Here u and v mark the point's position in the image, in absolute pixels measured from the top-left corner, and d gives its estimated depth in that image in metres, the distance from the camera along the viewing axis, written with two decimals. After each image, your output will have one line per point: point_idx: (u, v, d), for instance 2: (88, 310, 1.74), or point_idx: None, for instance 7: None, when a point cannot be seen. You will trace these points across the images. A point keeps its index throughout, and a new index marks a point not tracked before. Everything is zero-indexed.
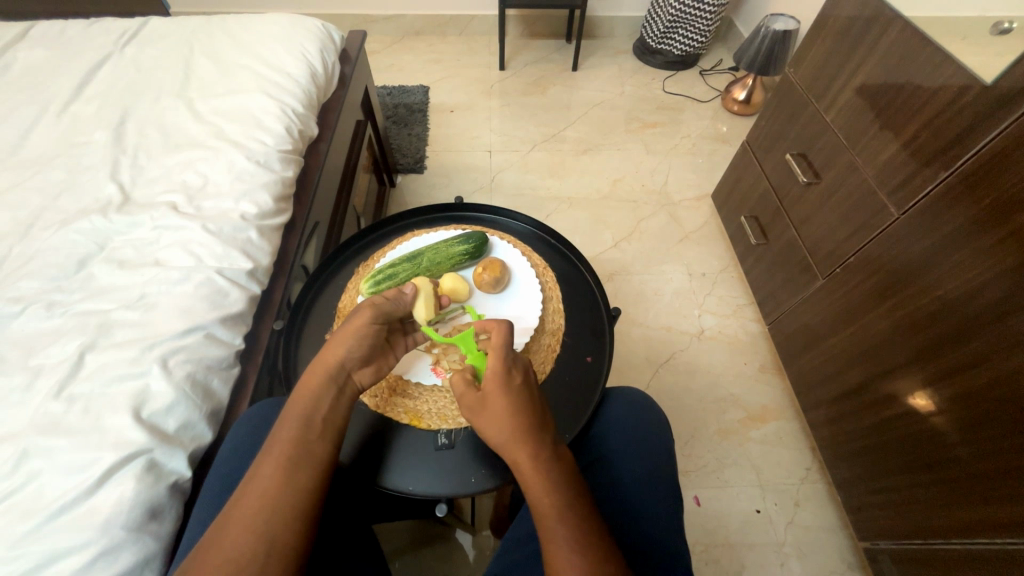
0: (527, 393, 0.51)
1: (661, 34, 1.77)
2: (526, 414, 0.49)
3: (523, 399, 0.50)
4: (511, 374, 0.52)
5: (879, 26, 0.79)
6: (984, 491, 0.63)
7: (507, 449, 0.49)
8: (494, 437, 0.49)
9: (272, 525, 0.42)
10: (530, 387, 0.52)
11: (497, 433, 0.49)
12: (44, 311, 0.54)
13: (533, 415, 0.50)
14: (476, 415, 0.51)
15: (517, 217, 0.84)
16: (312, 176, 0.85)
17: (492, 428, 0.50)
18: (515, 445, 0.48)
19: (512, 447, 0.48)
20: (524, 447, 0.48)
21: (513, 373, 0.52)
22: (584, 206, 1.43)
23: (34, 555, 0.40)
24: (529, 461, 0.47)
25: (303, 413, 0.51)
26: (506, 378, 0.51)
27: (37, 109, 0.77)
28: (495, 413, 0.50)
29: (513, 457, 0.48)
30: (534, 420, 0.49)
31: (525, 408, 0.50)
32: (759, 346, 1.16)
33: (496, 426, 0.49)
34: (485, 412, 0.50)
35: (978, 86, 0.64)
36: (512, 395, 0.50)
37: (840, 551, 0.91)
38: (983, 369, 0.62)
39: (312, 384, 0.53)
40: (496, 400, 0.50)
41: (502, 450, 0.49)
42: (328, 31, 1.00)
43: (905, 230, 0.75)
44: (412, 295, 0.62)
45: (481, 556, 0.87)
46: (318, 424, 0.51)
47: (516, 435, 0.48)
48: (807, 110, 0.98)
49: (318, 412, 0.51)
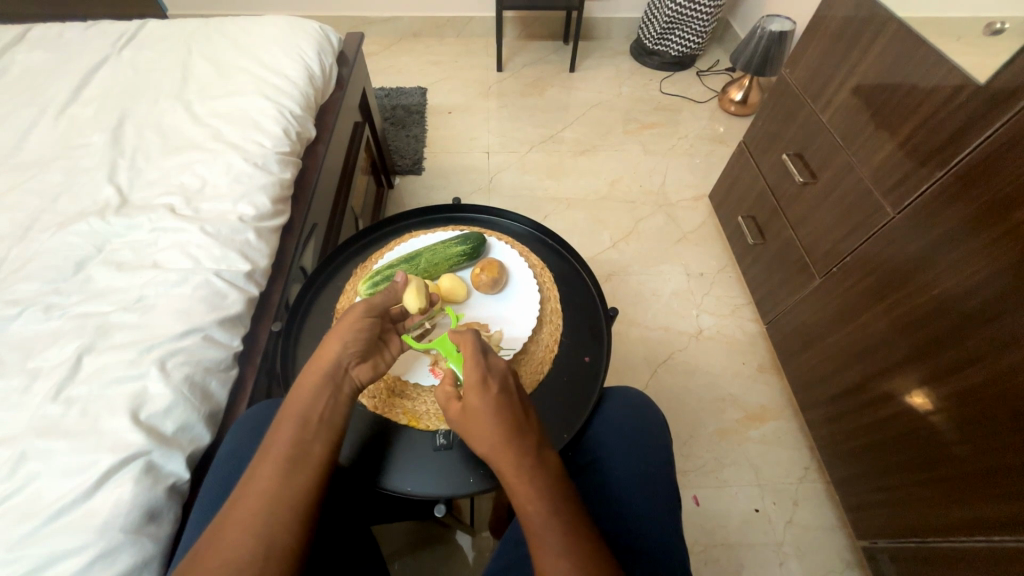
0: (506, 400, 0.51)
1: (658, 35, 1.77)
2: (505, 423, 0.49)
3: (500, 407, 0.50)
4: (486, 383, 0.51)
5: (874, 27, 0.79)
6: (982, 488, 0.63)
7: (492, 457, 0.49)
8: (479, 447, 0.50)
9: (270, 526, 0.42)
10: (508, 393, 0.52)
11: (481, 443, 0.50)
12: (42, 313, 0.54)
13: (512, 421, 0.50)
14: (462, 426, 0.52)
15: (514, 218, 0.84)
16: (310, 178, 0.85)
17: (476, 438, 0.50)
18: (497, 455, 0.48)
19: (495, 456, 0.49)
20: (506, 454, 0.48)
21: (488, 382, 0.52)
22: (582, 207, 1.44)
23: (33, 557, 0.40)
24: (512, 468, 0.47)
25: (300, 413, 0.51)
26: (482, 387, 0.51)
27: (35, 111, 0.77)
28: (476, 422, 0.50)
29: (497, 465, 0.49)
30: (513, 427, 0.49)
31: (503, 415, 0.50)
32: (758, 346, 1.16)
33: (479, 437, 0.50)
34: (469, 422, 0.51)
35: (972, 87, 0.64)
36: (489, 404, 0.50)
37: (839, 550, 0.91)
38: (980, 367, 0.62)
39: (308, 383, 0.53)
40: (475, 410, 0.50)
41: (488, 458, 0.50)
42: (326, 33, 1.00)
43: (901, 229, 0.75)
44: (403, 282, 0.62)
45: (480, 558, 0.87)
46: (317, 423, 0.51)
47: (497, 444, 0.48)
48: (803, 111, 0.99)
49: (316, 411, 0.51)
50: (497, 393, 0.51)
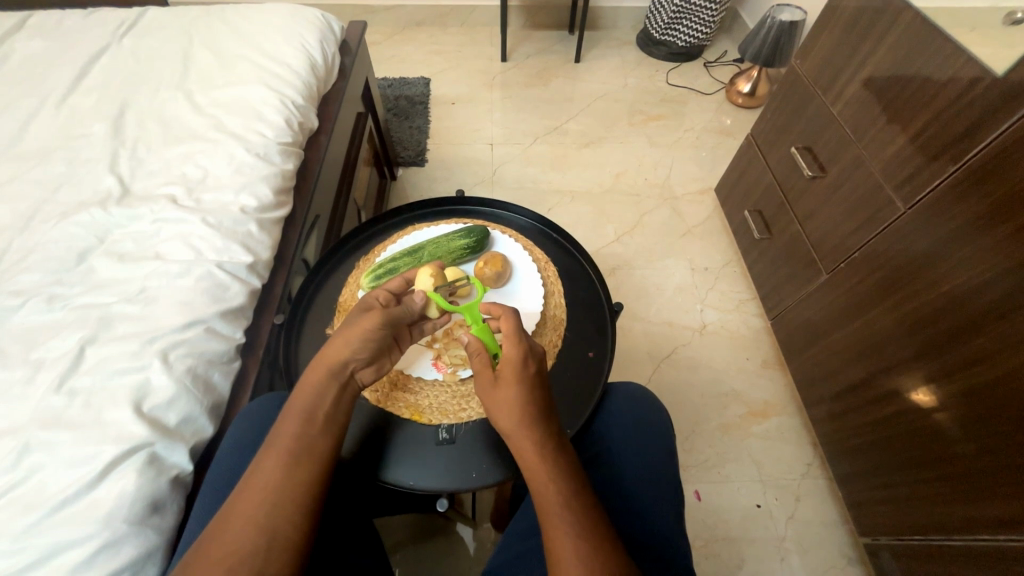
0: (539, 382, 0.51)
1: (665, 25, 1.75)
2: (534, 403, 0.49)
3: (532, 388, 0.50)
4: (526, 361, 0.51)
5: (888, 17, 0.78)
6: (986, 486, 0.63)
7: (514, 434, 0.49)
8: (503, 421, 0.50)
9: (273, 519, 0.42)
10: (540, 376, 0.52)
11: (506, 417, 0.49)
12: (45, 304, 0.54)
13: (542, 402, 0.50)
14: (488, 397, 0.51)
15: (519, 212, 0.83)
16: (312, 169, 0.84)
17: (500, 411, 0.50)
18: (522, 431, 0.48)
19: (520, 434, 0.48)
20: (531, 433, 0.48)
21: (529, 361, 0.52)
22: (586, 200, 1.42)
23: (35, 549, 0.40)
24: (534, 446, 0.48)
25: (306, 405, 0.50)
26: (520, 363, 0.51)
27: (36, 100, 0.77)
28: (507, 395, 0.50)
29: (519, 441, 0.48)
30: (542, 409, 0.49)
31: (536, 395, 0.50)
32: (762, 341, 1.15)
33: (508, 411, 0.49)
34: (497, 393, 0.51)
35: (989, 78, 0.63)
36: (525, 382, 0.50)
37: (841, 546, 0.91)
38: (990, 365, 0.61)
39: (313, 382, 0.52)
40: (508, 383, 0.50)
41: (509, 433, 0.49)
42: (328, 21, 0.99)
43: (911, 225, 0.74)
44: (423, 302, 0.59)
45: (482, 549, 0.88)
46: (320, 421, 0.50)
47: (525, 421, 0.48)
48: (813, 103, 0.97)
49: (320, 409, 0.51)
50: (533, 374, 0.51)
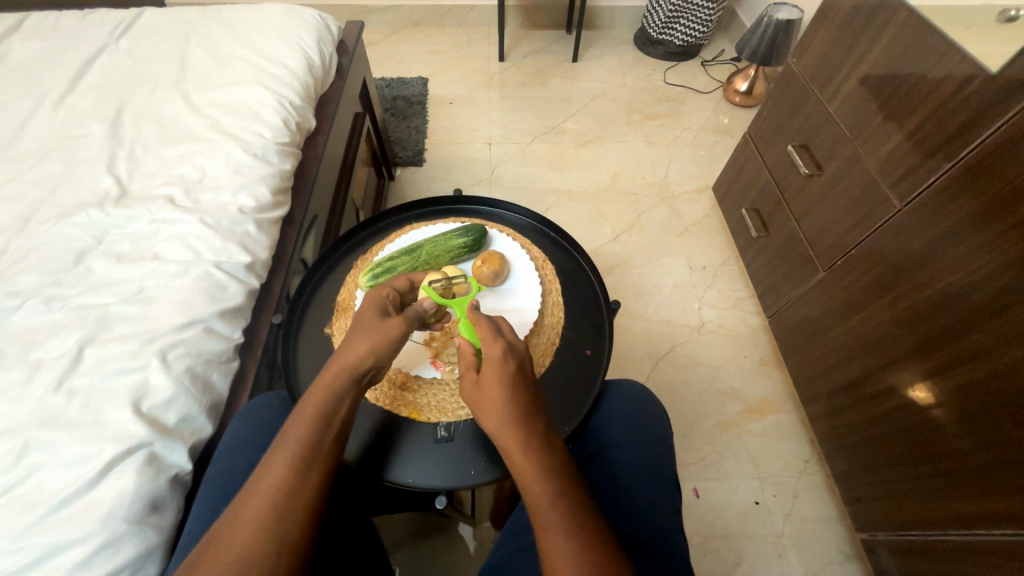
0: (523, 381, 0.51)
1: (662, 25, 1.75)
2: (517, 401, 0.49)
3: (517, 387, 0.50)
4: (507, 359, 0.51)
5: (884, 15, 0.78)
6: (984, 482, 0.63)
7: (500, 434, 0.49)
8: (487, 421, 0.49)
9: (282, 524, 0.42)
10: (524, 375, 0.52)
11: (490, 417, 0.49)
12: (43, 305, 0.54)
13: (526, 401, 0.50)
14: (472, 398, 0.51)
15: (517, 210, 0.83)
16: (310, 170, 0.84)
17: (484, 412, 0.50)
18: (506, 432, 0.48)
19: (503, 434, 0.48)
20: (516, 433, 0.48)
21: (510, 359, 0.51)
22: (584, 199, 1.43)
23: (36, 548, 0.41)
24: (520, 445, 0.47)
25: (321, 409, 0.49)
26: (502, 363, 0.51)
27: (33, 101, 0.77)
28: (489, 395, 0.50)
29: (504, 441, 0.48)
30: (527, 409, 0.49)
31: (520, 395, 0.50)
32: (759, 338, 1.16)
33: (490, 412, 0.49)
34: (480, 395, 0.50)
35: (983, 76, 0.63)
36: (507, 381, 0.50)
37: (838, 542, 0.91)
38: (985, 361, 0.62)
39: (327, 383, 0.51)
40: (490, 383, 0.50)
41: (494, 435, 0.49)
42: (326, 21, 0.99)
43: (907, 221, 0.74)
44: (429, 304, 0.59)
45: (482, 547, 0.88)
46: (336, 426, 0.49)
47: (508, 421, 0.48)
48: (809, 102, 0.97)
49: (336, 413, 0.50)
50: (515, 372, 0.51)
